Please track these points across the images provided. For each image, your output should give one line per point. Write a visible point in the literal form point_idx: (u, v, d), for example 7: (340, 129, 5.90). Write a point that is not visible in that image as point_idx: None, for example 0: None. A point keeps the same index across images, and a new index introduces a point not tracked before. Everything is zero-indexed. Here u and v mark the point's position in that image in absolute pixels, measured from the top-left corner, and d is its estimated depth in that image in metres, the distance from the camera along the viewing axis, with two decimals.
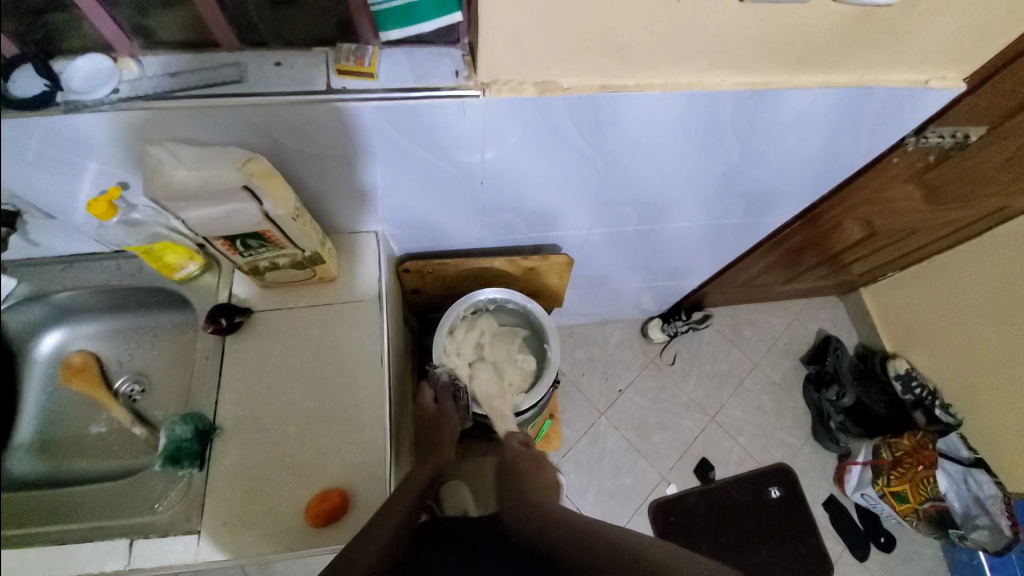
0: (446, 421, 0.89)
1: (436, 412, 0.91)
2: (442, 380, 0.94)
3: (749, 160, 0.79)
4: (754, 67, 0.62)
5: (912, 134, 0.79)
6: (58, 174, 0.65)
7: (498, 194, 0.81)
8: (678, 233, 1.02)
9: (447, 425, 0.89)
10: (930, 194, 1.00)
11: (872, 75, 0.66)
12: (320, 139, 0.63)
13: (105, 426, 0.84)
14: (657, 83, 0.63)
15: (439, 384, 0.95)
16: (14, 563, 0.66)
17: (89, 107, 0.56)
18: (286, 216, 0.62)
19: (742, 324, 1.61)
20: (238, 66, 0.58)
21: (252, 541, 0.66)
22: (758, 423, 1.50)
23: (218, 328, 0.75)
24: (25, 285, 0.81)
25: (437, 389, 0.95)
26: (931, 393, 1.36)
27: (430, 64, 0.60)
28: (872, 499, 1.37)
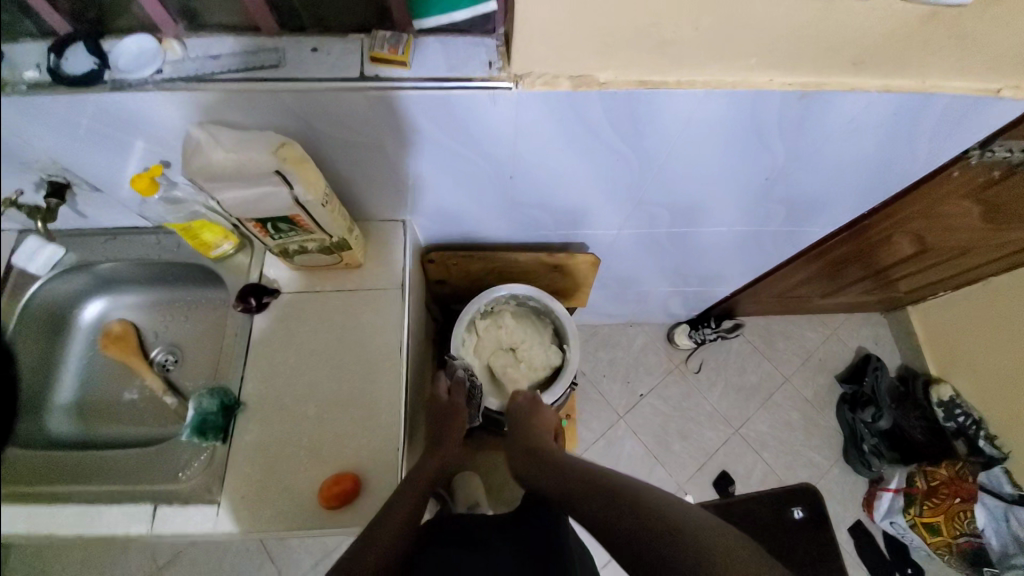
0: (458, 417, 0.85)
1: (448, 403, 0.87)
2: (463, 375, 0.90)
3: (793, 165, 0.75)
4: (805, 68, 0.58)
5: (976, 146, 0.73)
6: (105, 149, 0.67)
7: (528, 190, 0.79)
8: (712, 237, 0.98)
9: (455, 422, 0.84)
10: (992, 211, 0.93)
11: (935, 81, 0.61)
12: (353, 126, 0.63)
13: (139, 393, 0.88)
14: (700, 81, 0.59)
15: (457, 377, 0.90)
16: (50, 515, 0.70)
17: (135, 85, 0.58)
18: (315, 202, 0.63)
19: (774, 336, 1.55)
20: (275, 50, 0.59)
21: (268, 515, 0.68)
22: (784, 439, 1.45)
23: (247, 308, 0.78)
24: (72, 254, 0.85)
25: (453, 380, 0.90)
26: (976, 422, 1.28)
27: (465, 54, 0.59)
28: (901, 528, 1.30)
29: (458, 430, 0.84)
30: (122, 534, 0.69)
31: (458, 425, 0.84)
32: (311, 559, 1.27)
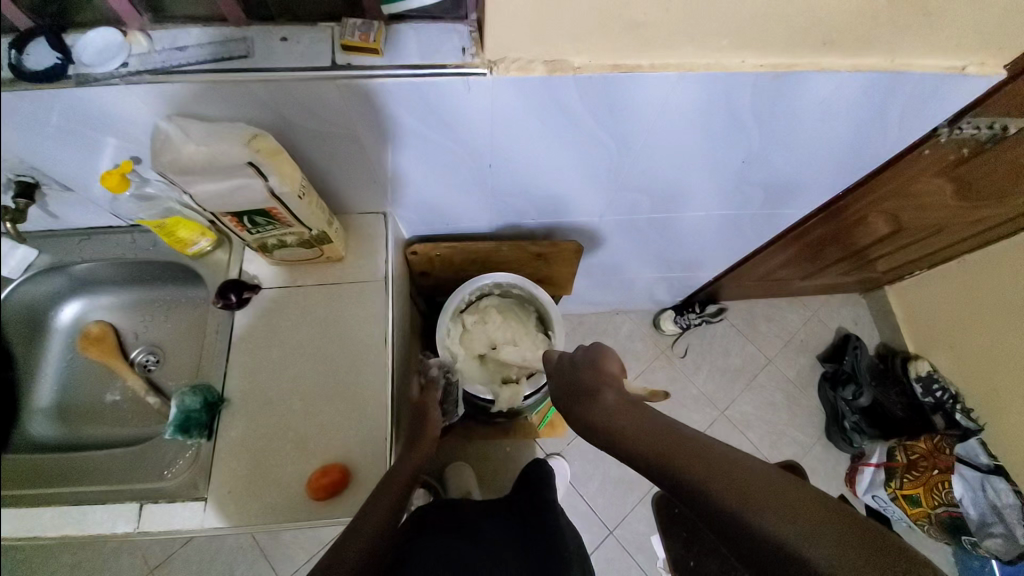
0: (431, 415, 0.82)
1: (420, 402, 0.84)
2: (436, 375, 0.89)
3: (768, 147, 0.76)
4: (775, 48, 0.59)
5: (945, 124, 0.75)
6: (73, 147, 0.66)
7: (508, 177, 0.79)
8: (693, 222, 0.99)
9: (430, 420, 0.81)
10: (963, 188, 0.95)
11: (905, 59, 0.62)
12: (327, 117, 0.62)
13: (121, 394, 0.86)
14: (672, 64, 0.60)
15: (431, 376, 0.89)
16: (33, 519, 0.69)
17: (99, 80, 0.56)
18: (291, 194, 0.62)
19: (758, 319, 1.57)
20: (244, 40, 0.58)
21: (256, 510, 0.68)
22: (769, 419, 1.47)
23: (227, 304, 0.77)
24: (45, 256, 0.83)
25: (426, 379, 0.88)
26: (953, 397, 1.33)
27: (437, 40, 0.59)
28: (883, 501, 1.34)
29: (432, 431, 0.80)
30: (108, 535, 0.68)
31: (432, 424, 0.81)
32: (305, 555, 1.27)
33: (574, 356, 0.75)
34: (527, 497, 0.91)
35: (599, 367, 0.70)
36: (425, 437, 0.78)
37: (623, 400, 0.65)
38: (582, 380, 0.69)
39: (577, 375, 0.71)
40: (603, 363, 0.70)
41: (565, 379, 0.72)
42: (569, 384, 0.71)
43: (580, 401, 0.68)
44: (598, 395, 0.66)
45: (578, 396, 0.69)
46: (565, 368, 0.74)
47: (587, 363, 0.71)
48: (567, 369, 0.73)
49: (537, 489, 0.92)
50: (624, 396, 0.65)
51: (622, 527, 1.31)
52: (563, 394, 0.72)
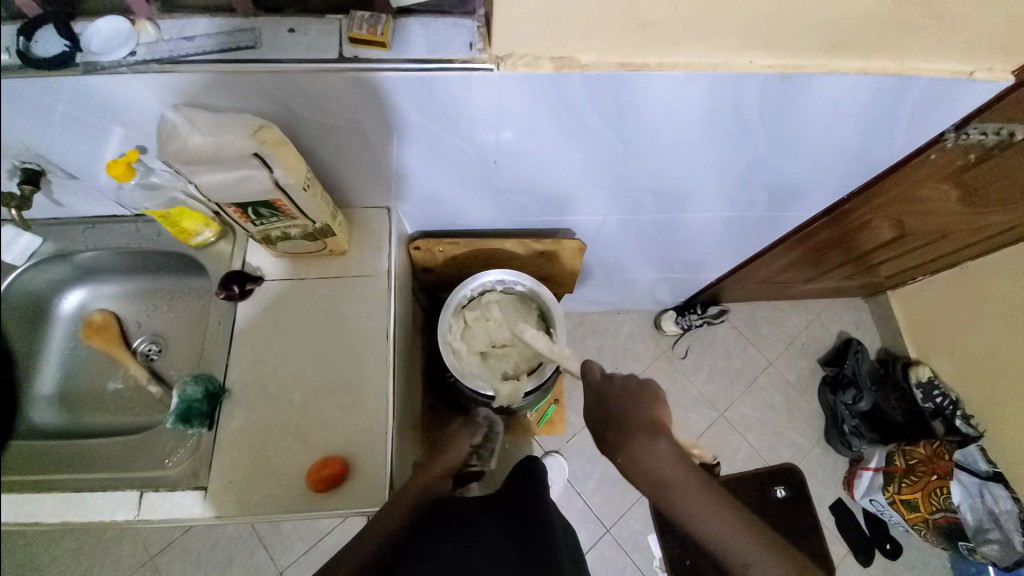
0: (458, 440, 0.92)
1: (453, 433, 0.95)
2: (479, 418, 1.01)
3: (774, 149, 0.76)
4: (783, 49, 0.59)
5: (952, 128, 0.74)
6: (80, 135, 0.66)
7: (512, 175, 0.79)
8: (696, 223, 0.99)
9: (455, 447, 0.89)
10: (968, 194, 0.95)
11: (913, 63, 0.62)
12: (332, 109, 0.62)
13: (123, 383, 0.87)
14: (680, 63, 0.60)
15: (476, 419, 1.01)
16: (33, 505, 0.69)
17: (107, 68, 0.56)
18: (296, 186, 0.62)
19: (759, 321, 1.57)
20: (251, 31, 0.58)
21: (256, 500, 0.68)
22: (768, 422, 1.48)
23: (230, 295, 0.77)
24: (50, 244, 0.83)
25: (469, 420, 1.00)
26: (953, 402, 1.32)
27: (445, 35, 0.59)
28: (880, 505, 1.34)
29: (453, 456, 0.88)
30: (108, 522, 0.69)
31: (454, 450, 0.89)
32: (303, 546, 1.28)
33: (626, 386, 0.77)
34: (520, 492, 0.92)
35: (648, 411, 0.74)
36: (443, 458, 0.86)
37: (675, 452, 0.70)
38: (637, 423, 0.72)
39: (627, 412, 0.73)
40: (650, 407, 0.74)
41: (619, 411, 0.74)
42: (626, 417, 0.73)
43: (632, 438, 0.70)
44: (659, 442, 0.69)
45: (632, 434, 0.71)
46: (618, 399, 0.76)
47: (639, 403, 0.75)
48: (620, 401, 0.75)
49: (530, 485, 0.93)
50: (675, 445, 0.70)
51: (619, 526, 1.31)
52: (611, 423, 0.73)
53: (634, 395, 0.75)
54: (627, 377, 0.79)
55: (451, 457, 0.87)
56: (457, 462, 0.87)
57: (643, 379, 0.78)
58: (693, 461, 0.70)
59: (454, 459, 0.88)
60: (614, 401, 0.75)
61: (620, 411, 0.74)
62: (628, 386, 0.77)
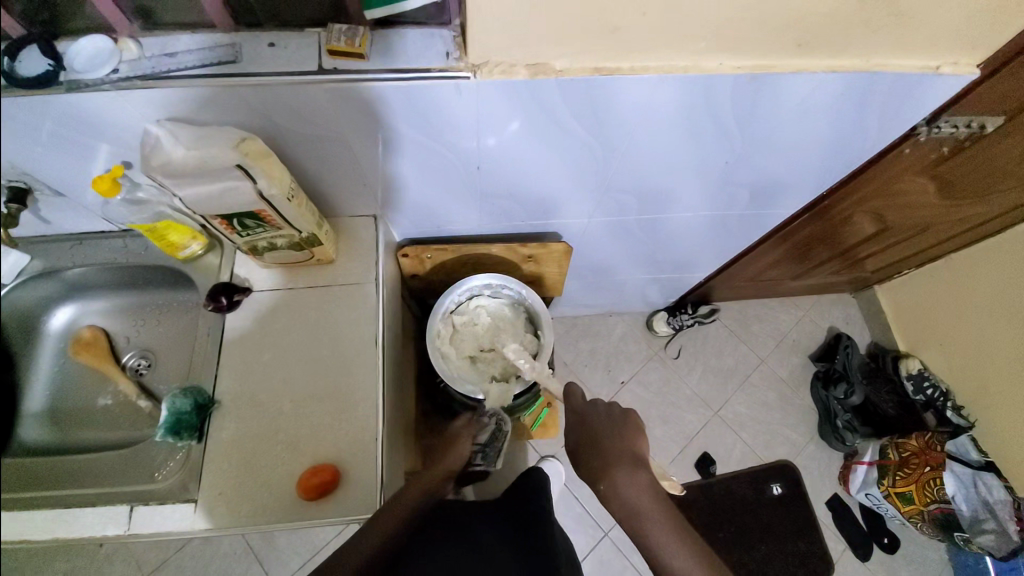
0: (459, 444, 0.87)
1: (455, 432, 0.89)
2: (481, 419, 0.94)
3: (751, 148, 0.77)
4: (752, 50, 0.61)
5: (924, 122, 0.76)
6: (65, 152, 0.67)
7: (496, 181, 0.81)
8: (681, 223, 1.00)
9: (457, 449, 0.86)
10: (944, 187, 0.97)
11: (879, 60, 0.64)
12: (313, 120, 0.63)
13: (112, 398, 0.87)
14: (652, 67, 0.61)
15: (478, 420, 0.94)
16: (23, 523, 0.69)
17: (90, 85, 0.57)
18: (280, 196, 0.63)
19: (749, 319, 1.59)
20: (232, 46, 0.59)
21: (247, 510, 0.68)
22: (762, 419, 1.48)
23: (218, 308, 0.77)
24: (38, 261, 0.84)
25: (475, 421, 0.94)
26: (943, 394, 1.34)
27: (422, 45, 0.60)
28: (877, 499, 1.34)
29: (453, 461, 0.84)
30: (98, 538, 0.69)
31: (455, 455, 0.85)
32: (299, 559, 1.27)
33: (611, 415, 0.78)
34: (522, 505, 0.92)
35: (633, 443, 0.75)
36: (441, 463, 0.83)
37: (654, 486, 0.70)
38: (622, 452, 0.73)
39: (609, 443, 0.74)
40: (633, 437, 0.75)
41: (605, 439, 0.75)
42: (612, 445, 0.74)
43: (613, 468, 0.71)
44: (639, 476, 0.70)
45: (615, 464, 0.72)
46: (602, 426, 0.77)
47: (625, 433, 0.76)
48: (607, 429, 0.76)
49: (532, 498, 0.94)
50: (654, 480, 0.71)
51: (616, 528, 1.31)
52: (594, 451, 0.74)
53: (619, 422, 0.77)
54: (610, 405, 0.79)
55: (453, 463, 0.84)
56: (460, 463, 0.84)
57: (627, 409, 0.79)
58: (670, 499, 0.71)
59: (455, 462, 0.84)
60: (600, 428, 0.76)
61: (606, 439, 0.75)
62: (612, 412, 0.79)
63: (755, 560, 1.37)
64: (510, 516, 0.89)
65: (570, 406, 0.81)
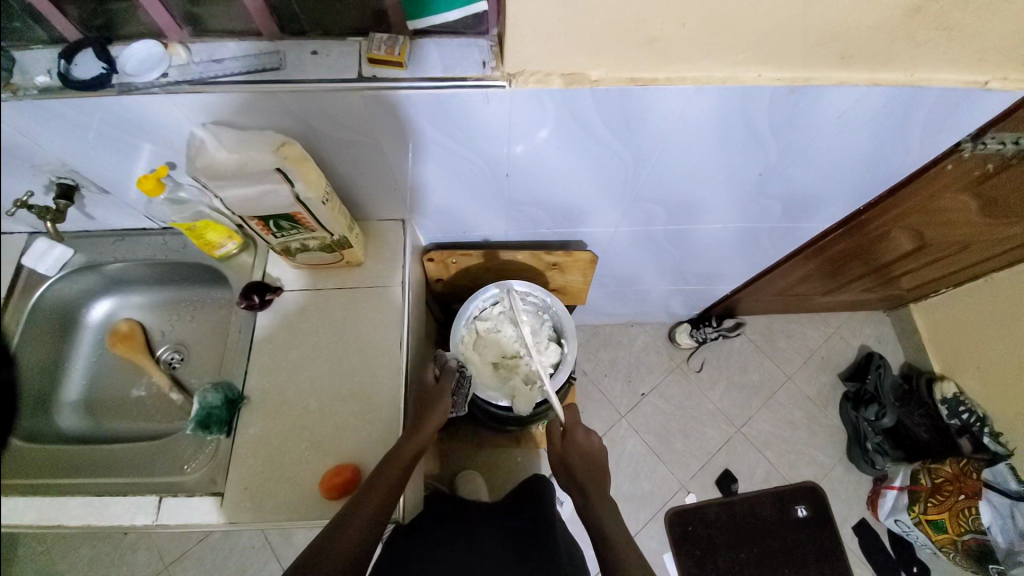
0: (440, 401, 0.77)
1: (433, 390, 0.79)
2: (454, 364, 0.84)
3: (787, 160, 0.76)
4: (793, 62, 0.60)
5: (968, 139, 0.74)
6: (114, 152, 0.70)
7: (523, 188, 0.81)
8: (710, 235, 0.99)
9: (436, 407, 0.76)
10: (988, 205, 0.93)
11: (924, 74, 0.62)
12: (349, 126, 0.65)
13: (146, 390, 0.90)
14: (689, 77, 0.61)
15: (447, 366, 0.85)
16: (58, 507, 0.71)
17: (140, 89, 0.59)
18: (316, 200, 0.65)
19: (776, 335, 1.55)
20: (276, 54, 0.61)
21: (271, 506, 0.70)
22: (787, 438, 1.44)
23: (250, 305, 0.79)
24: (81, 255, 0.87)
25: (442, 368, 0.85)
26: (980, 419, 1.27)
27: (459, 54, 0.61)
28: (906, 526, 1.29)
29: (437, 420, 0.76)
30: (128, 526, 0.71)
31: (439, 414, 0.76)
32: None
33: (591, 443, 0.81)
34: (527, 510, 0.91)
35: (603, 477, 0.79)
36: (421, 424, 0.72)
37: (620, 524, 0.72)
38: (596, 487, 0.77)
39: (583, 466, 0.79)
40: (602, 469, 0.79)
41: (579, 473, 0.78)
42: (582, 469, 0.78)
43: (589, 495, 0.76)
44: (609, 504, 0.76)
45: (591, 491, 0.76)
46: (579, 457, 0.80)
47: (598, 467, 0.79)
48: (585, 461, 0.79)
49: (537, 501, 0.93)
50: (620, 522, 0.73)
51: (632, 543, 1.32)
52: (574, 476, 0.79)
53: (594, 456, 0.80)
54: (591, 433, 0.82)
55: (432, 423, 0.74)
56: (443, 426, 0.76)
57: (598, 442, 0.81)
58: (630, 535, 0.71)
59: (440, 418, 0.76)
60: (577, 461, 0.79)
61: (585, 474, 0.78)
62: (592, 442, 0.81)
63: None
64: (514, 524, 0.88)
65: (554, 434, 0.84)
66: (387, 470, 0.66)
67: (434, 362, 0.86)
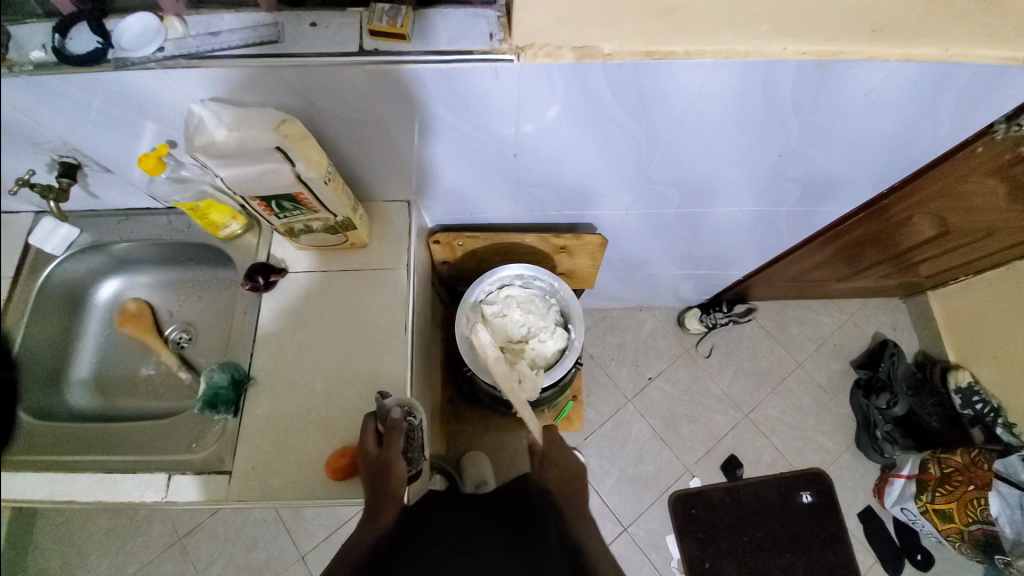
0: (393, 467, 0.68)
1: (380, 457, 0.68)
2: (398, 421, 0.69)
3: (808, 140, 0.72)
4: (820, 33, 0.56)
5: (1002, 119, 0.71)
6: (114, 130, 0.68)
7: (531, 169, 0.78)
8: (723, 218, 0.96)
9: (393, 467, 0.68)
10: (1017, 191, 0.89)
11: (960, 49, 0.57)
12: (351, 102, 0.63)
13: (155, 368, 0.90)
14: (709, 51, 0.57)
15: (390, 422, 0.69)
16: (70, 483, 0.73)
17: (136, 64, 0.57)
18: (318, 179, 0.63)
19: (788, 321, 1.53)
20: (275, 26, 0.59)
21: (277, 486, 0.70)
22: (795, 425, 1.43)
23: (255, 286, 0.78)
24: (87, 234, 0.87)
25: (385, 425, 0.70)
26: (995, 410, 1.25)
27: (465, 25, 0.58)
28: (912, 515, 1.28)
29: (397, 489, 0.68)
30: (138, 502, 0.72)
31: (397, 481, 0.68)
32: (325, 534, 1.31)
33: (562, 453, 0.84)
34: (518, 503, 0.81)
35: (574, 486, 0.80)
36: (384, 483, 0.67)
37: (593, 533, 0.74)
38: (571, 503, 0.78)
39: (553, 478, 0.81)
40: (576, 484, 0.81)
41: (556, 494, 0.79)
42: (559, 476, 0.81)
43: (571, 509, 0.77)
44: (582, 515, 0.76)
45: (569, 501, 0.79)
46: (557, 468, 0.82)
47: (578, 485, 0.80)
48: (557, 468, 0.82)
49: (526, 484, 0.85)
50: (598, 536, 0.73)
51: (635, 524, 1.34)
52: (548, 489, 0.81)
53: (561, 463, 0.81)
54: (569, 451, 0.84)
55: (393, 486, 0.67)
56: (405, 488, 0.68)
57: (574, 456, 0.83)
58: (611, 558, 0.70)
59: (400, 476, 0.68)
60: (554, 479, 0.81)
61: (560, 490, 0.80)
62: (573, 462, 0.83)
63: (780, 568, 1.33)
64: (505, 515, 0.78)
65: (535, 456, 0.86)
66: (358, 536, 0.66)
67: (372, 419, 0.70)
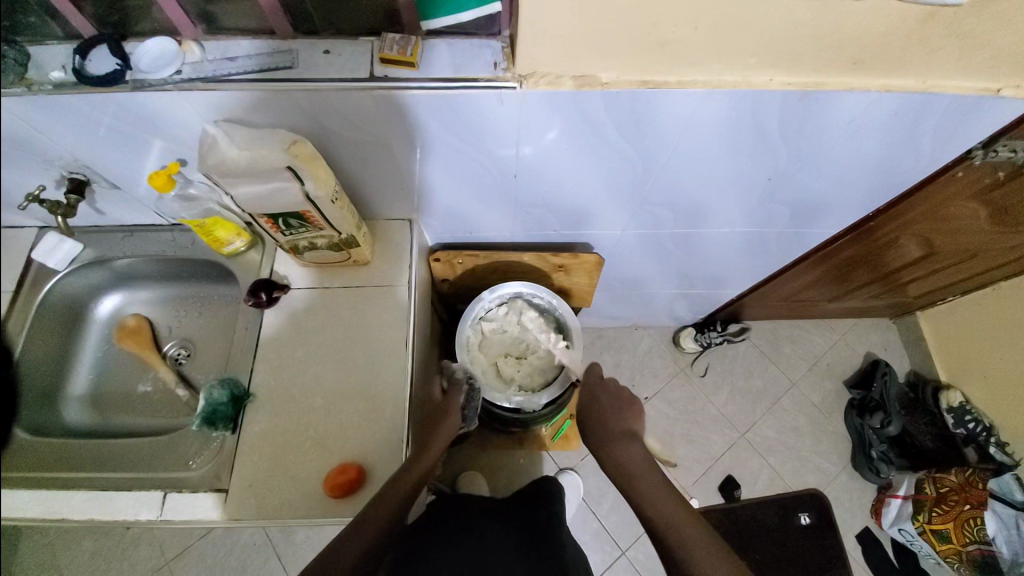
0: (448, 419, 0.81)
1: (441, 405, 0.83)
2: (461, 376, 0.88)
3: (797, 165, 0.76)
4: (805, 67, 0.59)
5: (979, 146, 0.74)
6: (128, 148, 0.70)
7: (532, 190, 0.81)
8: (717, 238, 0.99)
9: (445, 423, 0.80)
10: (997, 214, 0.92)
11: (935, 81, 0.61)
12: (358, 125, 0.65)
13: (152, 385, 0.90)
14: (700, 81, 0.61)
15: (455, 378, 0.88)
16: (63, 501, 0.72)
17: (153, 85, 0.60)
18: (326, 198, 0.65)
19: (782, 340, 1.55)
20: (289, 52, 0.61)
21: (274, 504, 0.70)
22: (791, 445, 1.44)
23: (258, 302, 0.79)
24: (90, 250, 0.88)
25: (450, 382, 0.88)
26: (987, 429, 1.26)
27: (470, 54, 0.62)
28: (910, 535, 1.28)
29: (444, 433, 0.79)
30: (132, 520, 0.71)
31: (445, 428, 0.80)
32: (315, 556, 1.29)
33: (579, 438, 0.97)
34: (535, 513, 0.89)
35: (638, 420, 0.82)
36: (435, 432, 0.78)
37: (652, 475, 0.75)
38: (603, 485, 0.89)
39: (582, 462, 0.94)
40: (640, 423, 0.82)
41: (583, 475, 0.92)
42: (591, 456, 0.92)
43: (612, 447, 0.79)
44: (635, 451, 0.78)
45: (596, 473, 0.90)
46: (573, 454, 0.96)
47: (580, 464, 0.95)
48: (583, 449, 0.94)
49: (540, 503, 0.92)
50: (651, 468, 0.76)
51: (634, 547, 1.28)
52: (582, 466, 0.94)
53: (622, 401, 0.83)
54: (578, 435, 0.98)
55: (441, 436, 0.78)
56: (451, 440, 0.79)
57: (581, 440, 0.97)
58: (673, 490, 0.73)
59: (450, 429, 0.80)
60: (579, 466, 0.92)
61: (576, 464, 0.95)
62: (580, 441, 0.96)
63: None
64: (524, 520, 0.86)
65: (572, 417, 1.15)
66: (389, 491, 0.67)
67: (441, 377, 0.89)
